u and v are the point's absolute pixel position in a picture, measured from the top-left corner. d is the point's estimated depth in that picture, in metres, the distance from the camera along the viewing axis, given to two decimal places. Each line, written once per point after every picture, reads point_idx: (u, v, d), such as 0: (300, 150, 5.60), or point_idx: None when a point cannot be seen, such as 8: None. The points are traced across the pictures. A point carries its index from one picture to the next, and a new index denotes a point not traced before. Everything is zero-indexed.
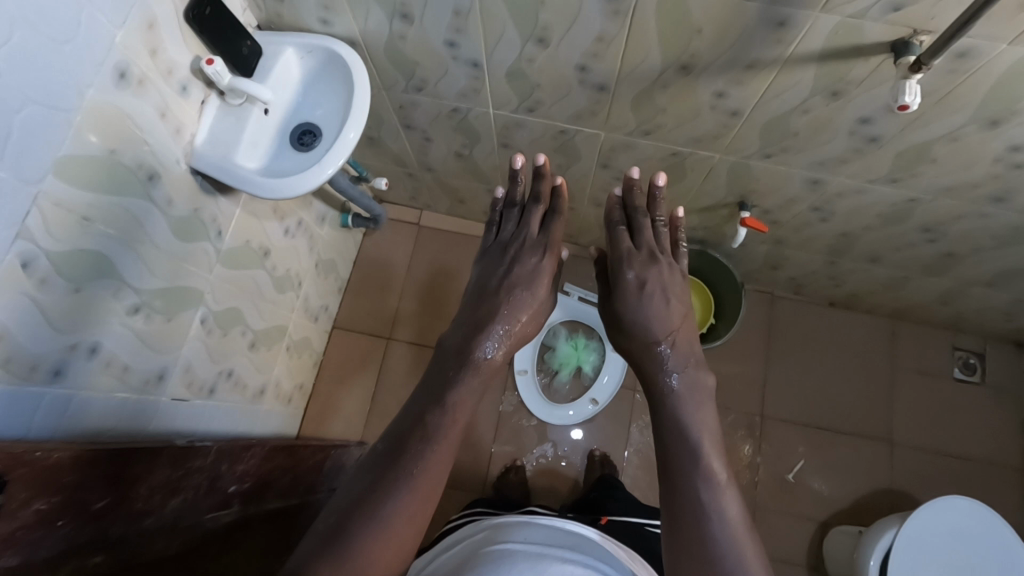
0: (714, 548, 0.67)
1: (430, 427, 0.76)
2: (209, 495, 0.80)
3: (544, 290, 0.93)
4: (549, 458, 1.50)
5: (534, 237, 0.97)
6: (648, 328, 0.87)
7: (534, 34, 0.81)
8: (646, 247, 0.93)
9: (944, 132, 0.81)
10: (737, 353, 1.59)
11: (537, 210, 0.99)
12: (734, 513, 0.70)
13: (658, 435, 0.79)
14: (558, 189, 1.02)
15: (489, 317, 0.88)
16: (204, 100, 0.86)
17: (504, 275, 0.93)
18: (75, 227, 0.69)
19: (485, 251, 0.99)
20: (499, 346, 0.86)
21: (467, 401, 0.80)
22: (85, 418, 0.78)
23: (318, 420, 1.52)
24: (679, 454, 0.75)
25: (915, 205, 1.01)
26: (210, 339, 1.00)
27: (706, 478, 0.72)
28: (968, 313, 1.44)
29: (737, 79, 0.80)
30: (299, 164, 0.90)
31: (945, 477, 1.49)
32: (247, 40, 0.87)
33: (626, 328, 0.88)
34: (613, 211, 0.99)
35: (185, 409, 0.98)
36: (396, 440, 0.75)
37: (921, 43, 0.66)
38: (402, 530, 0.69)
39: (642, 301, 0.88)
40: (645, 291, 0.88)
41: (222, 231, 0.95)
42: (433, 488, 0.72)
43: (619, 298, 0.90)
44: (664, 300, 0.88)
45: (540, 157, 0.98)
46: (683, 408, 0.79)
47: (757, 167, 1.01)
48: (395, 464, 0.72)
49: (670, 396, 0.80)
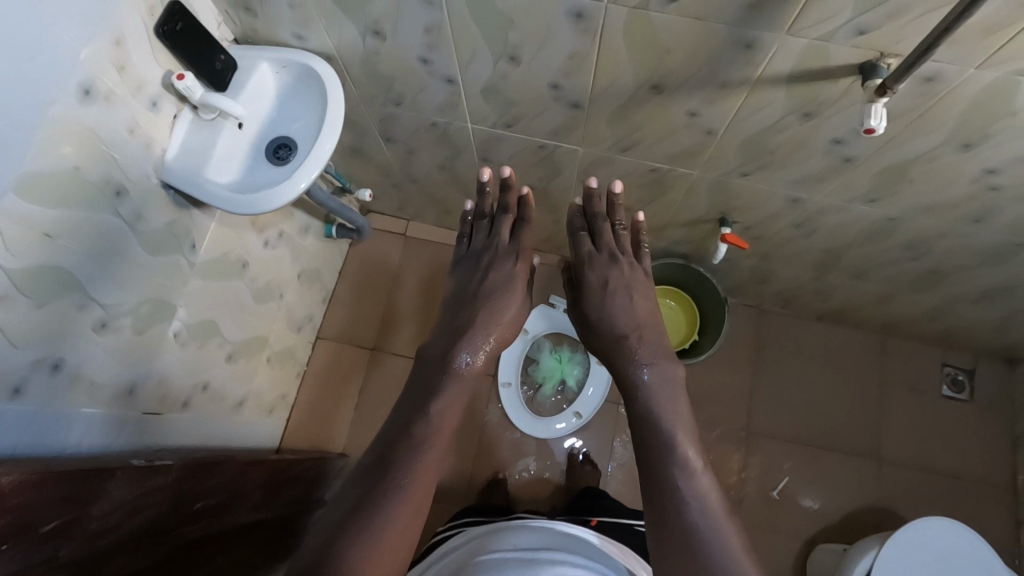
0: (697, 535, 0.71)
1: (417, 435, 0.77)
2: (178, 512, 0.78)
3: (521, 296, 0.93)
4: (534, 472, 1.49)
5: (506, 244, 0.97)
6: (614, 325, 0.89)
7: (506, 52, 0.81)
8: (606, 248, 0.95)
9: (919, 153, 0.80)
10: (724, 368, 1.57)
11: (507, 219, 0.98)
12: (712, 495, 0.75)
13: (635, 428, 0.82)
14: (524, 198, 1.00)
15: (468, 326, 0.88)
16: (177, 114, 0.86)
17: (479, 283, 0.93)
18: (34, 245, 0.69)
19: (458, 262, 0.98)
20: (478, 355, 0.86)
21: (454, 408, 0.81)
22: (49, 434, 0.78)
23: (302, 431, 1.51)
24: (656, 446, 0.78)
25: (896, 224, 1.00)
26: (185, 353, 1.00)
27: (684, 467, 0.76)
28: (957, 330, 1.42)
29: (711, 98, 0.79)
30: (274, 177, 0.90)
31: (933, 495, 1.47)
32: (221, 55, 0.87)
33: (595, 327, 0.91)
34: (575, 219, 1.00)
35: (157, 422, 0.98)
36: (385, 450, 0.76)
37: (889, 66, 0.66)
38: (395, 539, 0.70)
39: (606, 300, 0.91)
40: (609, 289, 0.91)
41: (196, 244, 0.95)
42: (423, 498, 0.74)
43: (586, 301, 0.92)
44: (628, 298, 0.90)
45: (506, 168, 0.98)
46: (656, 401, 0.81)
47: (736, 184, 1.00)
48: (386, 473, 0.73)
49: (643, 389, 0.83)
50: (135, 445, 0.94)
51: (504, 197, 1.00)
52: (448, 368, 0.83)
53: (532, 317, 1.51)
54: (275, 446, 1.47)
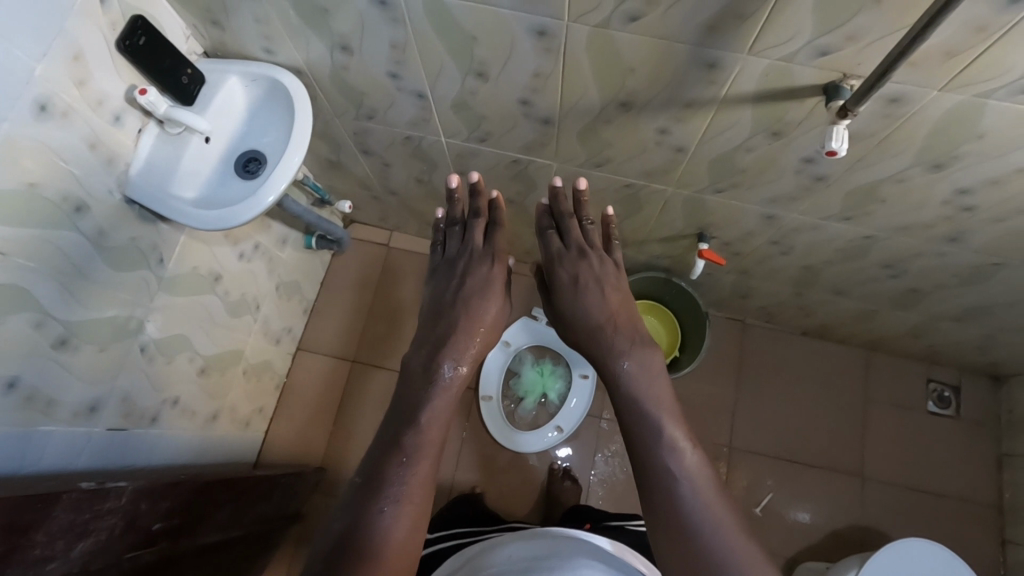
0: (691, 516, 0.71)
1: (407, 448, 0.75)
2: (130, 534, 0.77)
3: (499, 300, 0.92)
4: (514, 485, 1.47)
5: (481, 249, 0.95)
6: (589, 319, 0.88)
7: (472, 68, 0.80)
8: (575, 243, 0.93)
9: (890, 173, 0.79)
10: (707, 383, 1.56)
11: (479, 224, 0.96)
12: (702, 473, 0.74)
13: (621, 416, 0.81)
14: (495, 202, 0.98)
15: (449, 334, 0.87)
16: (142, 128, 0.85)
17: (456, 290, 0.91)
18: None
19: (434, 270, 0.96)
20: (461, 363, 0.84)
21: (442, 414, 0.80)
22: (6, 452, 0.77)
23: (282, 443, 1.50)
24: (641, 433, 0.78)
25: (871, 243, 0.99)
26: (152, 368, 0.99)
27: (672, 448, 0.75)
28: (941, 347, 1.41)
29: (679, 116, 0.78)
30: (240, 192, 0.89)
31: (918, 514, 1.45)
32: (187, 69, 0.87)
33: (570, 323, 0.90)
34: (542, 218, 0.98)
35: (121, 439, 0.96)
36: (374, 468, 0.74)
37: (852, 87, 0.65)
38: (401, 550, 0.70)
39: (578, 295, 0.89)
40: (580, 284, 0.90)
41: (164, 257, 0.94)
42: (421, 509, 0.73)
43: (559, 299, 0.91)
44: (600, 291, 0.89)
45: (475, 174, 0.95)
46: (639, 387, 0.81)
47: (710, 201, 0.99)
48: (382, 488, 0.72)
49: (623, 379, 0.82)
50: (95, 464, 0.92)
51: (473, 203, 0.97)
52: (430, 380, 0.82)
53: (515, 330, 1.50)
54: (253, 459, 1.46)
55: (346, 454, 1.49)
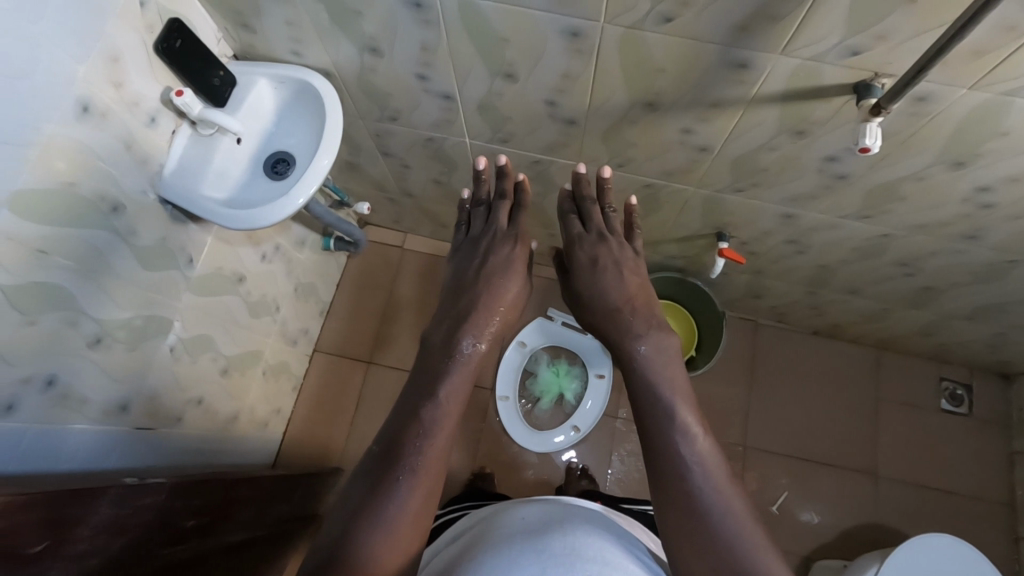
0: (699, 500, 0.70)
1: (425, 423, 0.74)
2: (163, 531, 0.78)
3: (521, 280, 0.92)
4: (528, 483, 1.48)
5: (505, 229, 0.96)
6: (606, 300, 0.89)
7: (501, 69, 0.81)
8: (595, 228, 0.94)
9: (912, 171, 0.81)
10: (720, 382, 1.57)
11: (505, 204, 0.98)
12: (714, 460, 0.73)
13: (634, 400, 0.81)
14: (520, 184, 1.00)
15: (469, 311, 0.87)
16: (175, 129, 0.87)
17: (480, 265, 0.92)
18: (29, 260, 0.69)
19: (456, 249, 0.97)
20: (482, 339, 0.84)
21: (460, 392, 0.78)
22: (41, 451, 0.77)
23: (299, 443, 1.50)
24: (655, 416, 0.77)
25: (889, 241, 1.01)
26: (178, 367, 0.99)
27: (684, 433, 0.75)
28: (952, 346, 1.43)
29: (703, 117, 0.80)
30: (267, 195, 0.91)
31: (932, 513, 1.46)
32: (219, 70, 0.88)
33: (586, 304, 0.91)
34: (564, 203, 0.99)
35: (148, 438, 0.97)
36: (392, 439, 0.73)
37: (883, 86, 0.66)
38: (413, 524, 0.69)
39: (596, 276, 0.91)
40: (598, 266, 0.91)
41: (192, 258, 0.95)
42: (434, 485, 0.71)
43: (577, 280, 0.93)
44: (618, 274, 0.90)
45: (503, 157, 0.97)
46: (654, 372, 0.81)
47: (730, 201, 1.01)
48: (397, 461, 0.71)
49: (639, 361, 0.82)
50: (122, 463, 0.93)
51: (500, 183, 0.99)
52: (449, 355, 0.82)
53: (530, 330, 1.51)
54: (271, 459, 1.46)
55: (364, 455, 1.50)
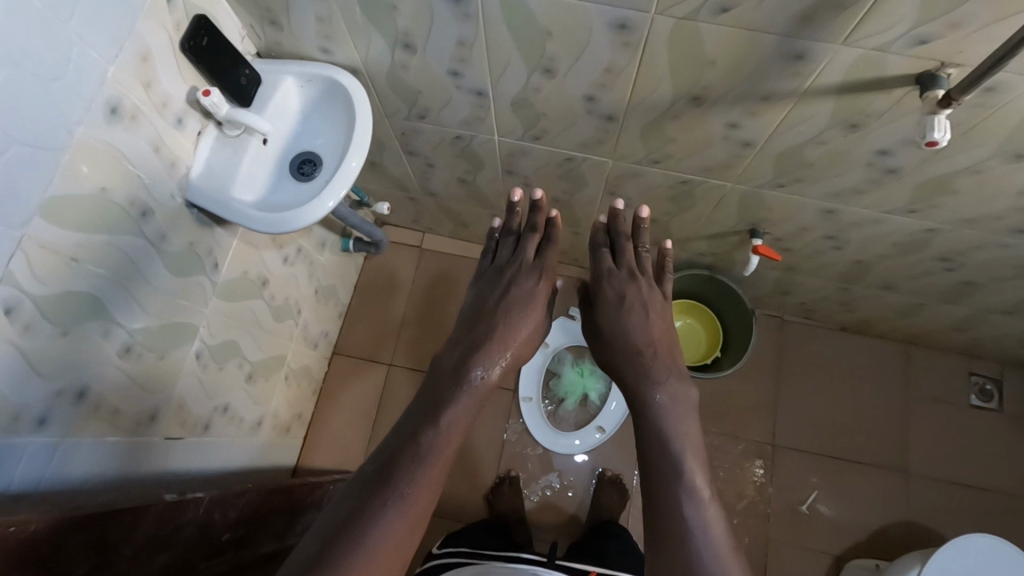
0: (698, 563, 0.69)
1: (422, 447, 0.72)
2: (200, 545, 0.76)
3: (539, 315, 0.88)
4: (556, 489, 1.44)
5: (531, 262, 0.92)
6: (628, 340, 0.87)
7: (540, 64, 0.79)
8: (626, 265, 0.93)
9: (967, 164, 0.78)
10: (746, 380, 1.55)
11: (534, 238, 0.94)
12: (718, 526, 0.73)
13: (642, 449, 0.80)
14: (553, 220, 0.95)
15: (484, 338, 0.83)
16: (201, 131, 0.83)
17: (500, 297, 0.88)
18: (62, 266, 0.67)
19: (480, 275, 0.93)
20: (501, 360, 0.82)
21: (463, 419, 0.77)
22: (73, 467, 0.76)
23: (317, 451, 1.48)
24: (663, 470, 0.76)
25: (933, 235, 0.98)
26: (205, 375, 0.97)
27: (691, 494, 0.74)
28: (985, 340, 1.40)
29: (752, 110, 0.77)
30: (297, 198, 0.88)
31: (967, 510, 1.44)
32: (245, 69, 0.85)
33: (608, 341, 0.88)
34: (596, 236, 0.98)
35: (178, 447, 0.95)
36: (388, 458, 0.71)
37: (949, 77, 0.63)
38: (389, 555, 0.65)
39: (622, 314, 0.88)
40: (625, 304, 0.89)
41: (218, 263, 0.92)
42: (421, 513, 0.69)
43: (601, 315, 0.90)
44: (644, 315, 0.88)
45: (539, 192, 0.93)
46: (668, 422, 0.80)
47: (769, 196, 0.98)
48: (389, 482, 0.69)
49: (653, 408, 0.81)
50: (152, 473, 0.90)
51: (532, 217, 0.95)
52: (459, 381, 0.79)
53: (554, 330, 1.48)
54: (290, 466, 1.45)
55: None
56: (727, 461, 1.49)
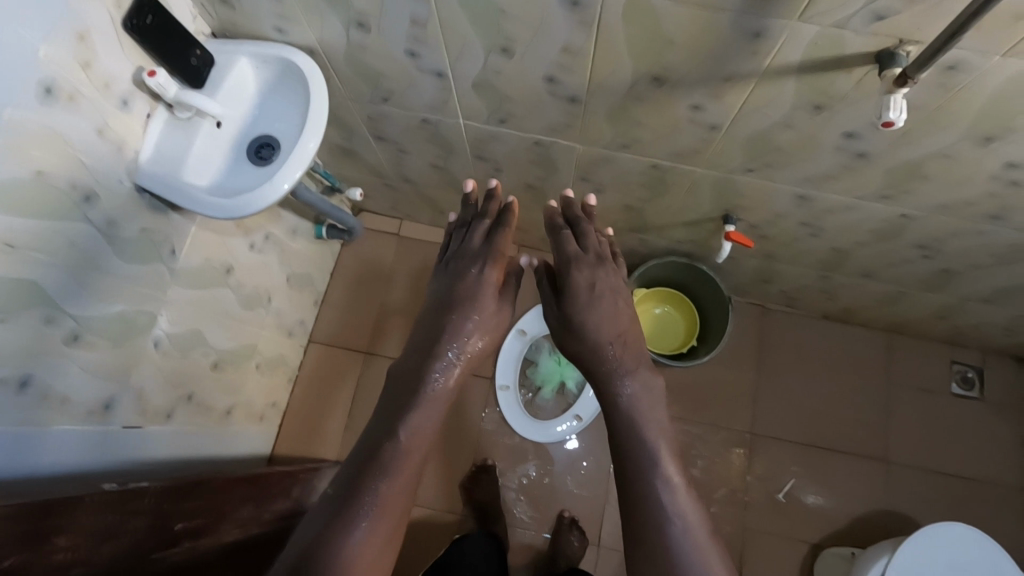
0: (677, 552, 0.73)
1: (387, 457, 0.75)
2: (154, 536, 0.75)
3: (494, 310, 0.87)
4: (532, 478, 1.43)
5: (485, 250, 0.90)
6: (599, 332, 0.85)
7: (497, 43, 0.76)
8: (592, 250, 0.90)
9: (936, 148, 0.76)
10: (727, 369, 1.54)
11: (490, 224, 0.91)
12: (693, 512, 0.75)
13: (615, 441, 0.81)
14: (508, 205, 0.92)
15: (439, 341, 0.83)
16: (150, 113, 0.81)
17: (458, 292, 0.86)
18: (20, 262, 0.68)
19: (436, 270, 0.91)
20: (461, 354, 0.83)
21: (426, 425, 0.79)
22: (41, 456, 0.77)
23: (294, 439, 1.47)
24: (637, 462, 0.78)
25: (908, 222, 0.96)
26: (166, 363, 0.95)
27: (666, 483, 0.76)
28: (967, 328, 1.38)
29: (715, 92, 0.75)
30: (253, 180, 0.86)
31: (946, 498, 1.43)
32: (196, 50, 0.83)
33: (579, 331, 0.86)
34: (553, 220, 0.95)
35: (139, 437, 0.94)
36: (358, 468, 0.75)
37: (908, 54, 0.61)
38: (369, 561, 0.71)
39: (593, 303, 0.86)
40: (596, 293, 0.86)
41: (176, 249, 0.90)
42: (395, 520, 0.74)
43: (571, 304, 0.86)
44: (614, 304, 0.86)
45: (493, 180, 0.92)
46: (638, 413, 0.81)
47: (741, 182, 0.95)
48: (359, 493, 0.73)
49: (624, 402, 0.82)
50: (123, 463, 0.91)
51: (486, 206, 0.93)
52: (418, 387, 0.80)
53: (530, 318, 1.48)
54: (266, 455, 1.44)
55: None
56: (706, 450, 1.48)
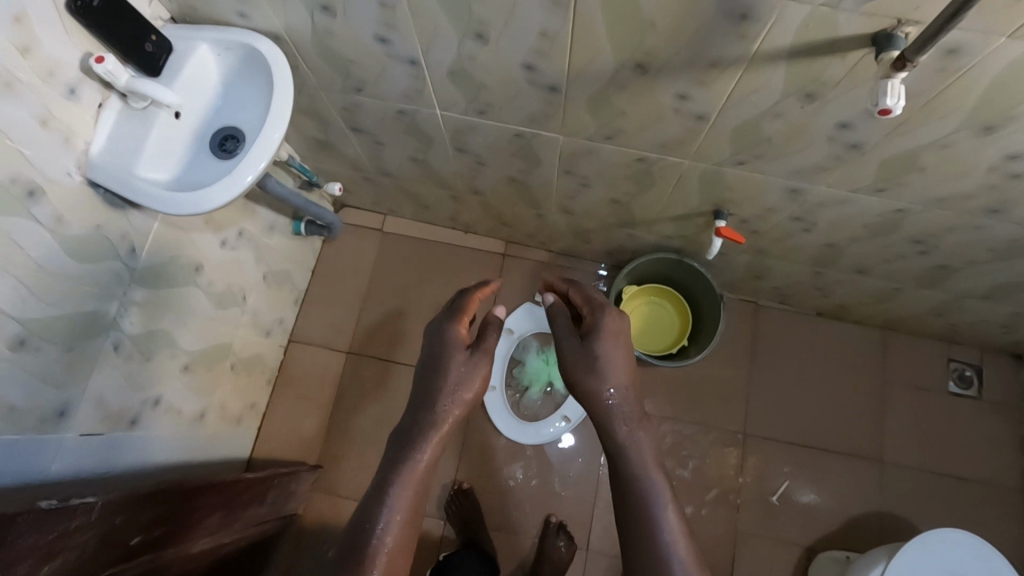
0: None
1: (388, 502, 0.75)
2: (106, 549, 0.73)
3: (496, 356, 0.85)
4: (519, 480, 1.39)
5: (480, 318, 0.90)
6: (613, 377, 0.82)
7: (470, 28, 0.72)
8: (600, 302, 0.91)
9: (935, 138, 0.71)
10: (719, 367, 1.50)
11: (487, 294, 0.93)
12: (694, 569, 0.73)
13: (618, 493, 0.80)
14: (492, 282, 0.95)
15: (440, 386, 0.82)
16: (102, 103, 0.76)
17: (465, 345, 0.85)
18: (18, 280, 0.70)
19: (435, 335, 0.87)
20: (463, 394, 0.82)
21: (425, 469, 0.78)
22: (57, 464, 0.83)
23: (274, 443, 1.43)
24: (639, 517, 0.76)
25: (904, 216, 0.92)
26: (129, 367, 0.91)
27: (667, 538, 0.75)
28: (964, 326, 1.35)
29: (700, 79, 0.71)
30: (216, 174, 0.81)
31: (942, 499, 1.40)
32: (152, 35, 0.78)
33: (595, 374, 0.82)
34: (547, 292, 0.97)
35: (99, 444, 0.90)
36: (361, 514, 0.75)
37: (906, 37, 0.56)
38: None
39: (614, 347, 0.84)
40: (617, 337, 0.85)
41: (136, 247, 0.86)
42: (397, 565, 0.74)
43: (594, 345, 0.84)
44: (623, 351, 0.84)
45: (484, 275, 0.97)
46: (638, 462, 0.79)
47: (730, 175, 0.91)
48: (361, 539, 0.73)
49: (625, 452, 0.80)
50: (92, 472, 0.90)
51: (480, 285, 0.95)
52: (419, 431, 0.80)
53: (518, 316, 1.45)
54: (245, 458, 1.40)
55: (346, 452, 1.43)
56: (697, 451, 1.44)
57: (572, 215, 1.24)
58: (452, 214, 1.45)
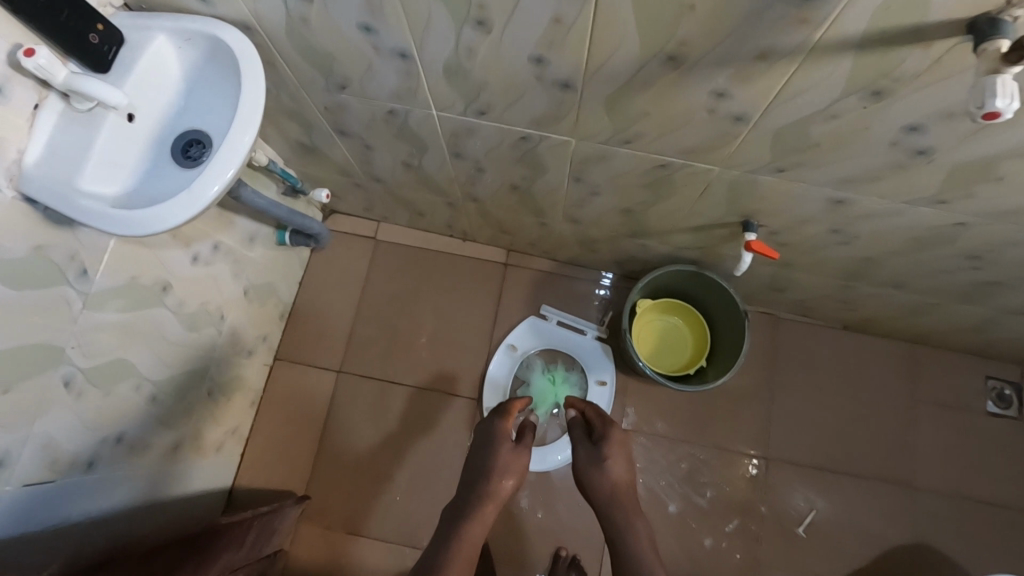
0: None
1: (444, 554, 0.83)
2: None
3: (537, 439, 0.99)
4: (524, 511, 1.28)
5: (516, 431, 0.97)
6: (616, 474, 0.95)
7: (470, 15, 0.61)
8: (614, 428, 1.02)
9: (1021, 143, 0.61)
10: (737, 385, 1.39)
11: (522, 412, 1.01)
12: None
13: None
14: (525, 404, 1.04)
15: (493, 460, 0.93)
16: (40, 104, 0.65)
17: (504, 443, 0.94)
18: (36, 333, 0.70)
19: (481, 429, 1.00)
20: (506, 479, 0.91)
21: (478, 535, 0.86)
22: (84, 502, 0.85)
23: (258, 470, 1.32)
24: None
25: (963, 230, 0.81)
26: (82, 405, 0.80)
27: None
28: (1005, 342, 1.25)
29: (743, 75, 0.60)
30: (179, 185, 0.71)
31: (980, 529, 1.30)
32: (96, 24, 0.66)
33: (599, 465, 0.95)
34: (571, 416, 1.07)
35: (47, 493, 0.78)
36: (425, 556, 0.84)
37: (1016, 20, 0.45)
38: None
39: (618, 451, 0.97)
40: (622, 445, 0.98)
41: (87, 269, 0.74)
42: None
43: (599, 442, 0.98)
44: (625, 457, 0.97)
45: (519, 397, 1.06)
46: (638, 549, 0.88)
47: (764, 184, 0.81)
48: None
49: (629, 540, 0.89)
50: (111, 509, 0.92)
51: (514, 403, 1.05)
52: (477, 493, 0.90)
53: (522, 332, 1.37)
54: (226, 488, 1.29)
55: (336, 481, 1.32)
56: (715, 476, 1.34)
57: (580, 225, 1.13)
58: (448, 222, 1.34)
